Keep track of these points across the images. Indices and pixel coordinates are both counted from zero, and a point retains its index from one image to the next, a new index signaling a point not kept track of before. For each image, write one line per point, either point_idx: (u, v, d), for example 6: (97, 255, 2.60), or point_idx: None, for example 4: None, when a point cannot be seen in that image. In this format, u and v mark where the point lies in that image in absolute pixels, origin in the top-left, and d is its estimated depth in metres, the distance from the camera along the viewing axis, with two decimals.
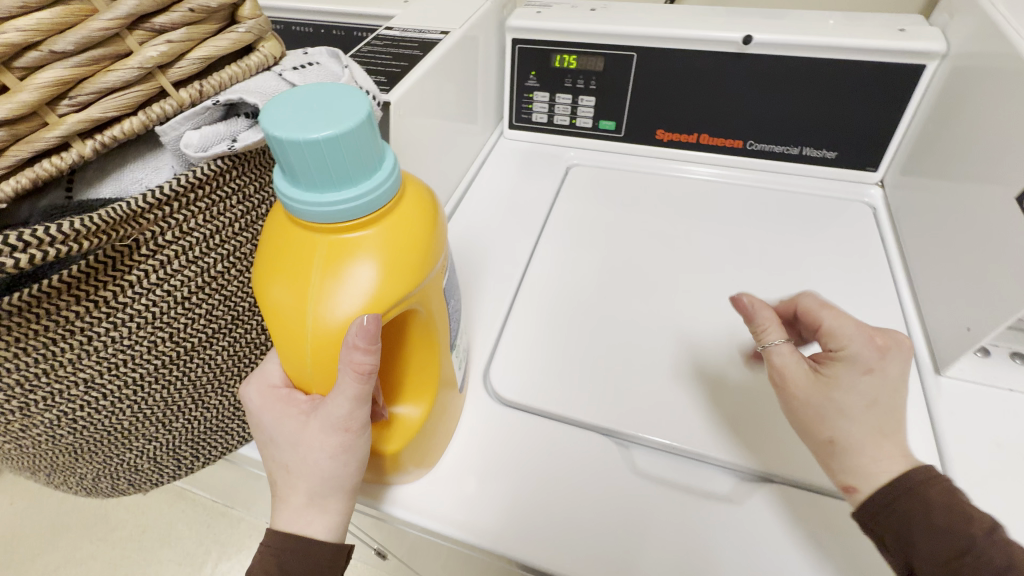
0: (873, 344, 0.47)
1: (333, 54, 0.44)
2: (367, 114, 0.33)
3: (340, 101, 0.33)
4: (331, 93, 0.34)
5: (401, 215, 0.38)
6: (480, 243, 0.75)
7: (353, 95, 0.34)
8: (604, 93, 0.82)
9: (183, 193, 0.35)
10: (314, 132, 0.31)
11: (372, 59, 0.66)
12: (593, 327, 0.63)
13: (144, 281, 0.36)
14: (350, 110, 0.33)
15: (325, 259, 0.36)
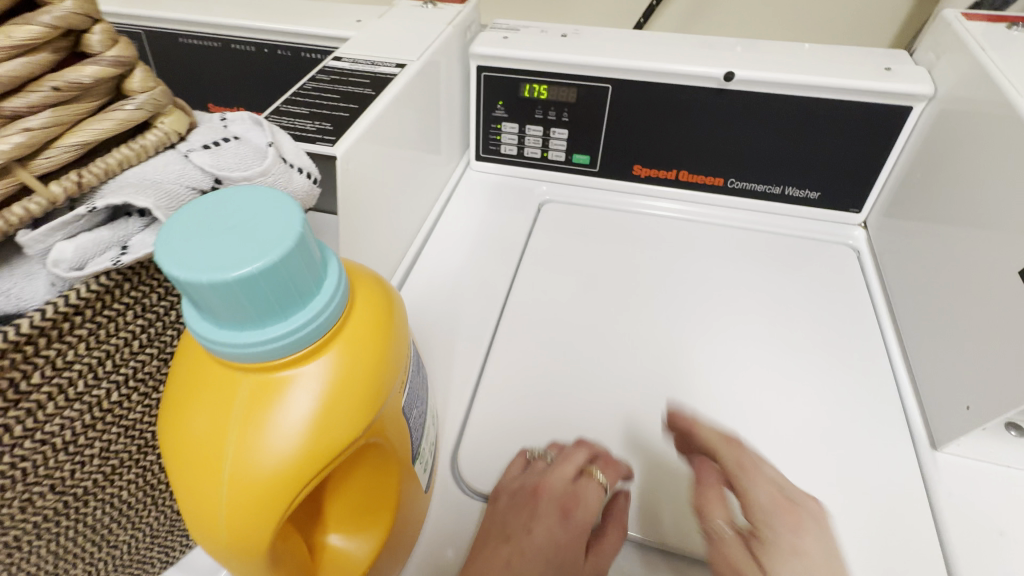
0: (799, 523, 0.42)
1: (256, 122, 0.36)
2: (301, 234, 0.24)
3: (266, 214, 0.25)
4: (255, 203, 0.25)
5: (352, 339, 0.29)
6: (445, 295, 0.68)
7: (284, 202, 0.25)
8: (578, 125, 0.77)
9: (53, 325, 0.27)
10: (226, 270, 0.23)
11: (318, 98, 0.58)
12: (571, 398, 0.57)
13: (5, 438, 0.28)
14: (279, 230, 0.24)
15: (250, 408, 0.27)
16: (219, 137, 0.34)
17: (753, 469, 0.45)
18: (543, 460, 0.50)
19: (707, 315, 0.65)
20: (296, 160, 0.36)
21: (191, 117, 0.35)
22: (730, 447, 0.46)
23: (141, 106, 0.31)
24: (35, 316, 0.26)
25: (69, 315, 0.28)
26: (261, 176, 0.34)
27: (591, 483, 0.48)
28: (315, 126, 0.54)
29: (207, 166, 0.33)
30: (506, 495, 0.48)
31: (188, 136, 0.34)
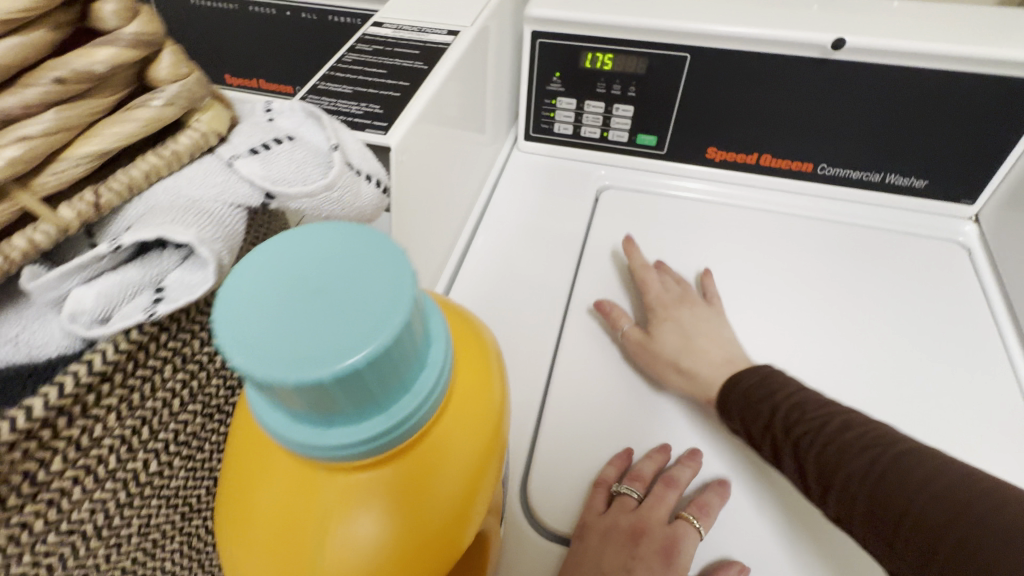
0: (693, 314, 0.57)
1: (311, 114, 0.29)
2: (413, 302, 0.17)
3: (363, 272, 0.18)
4: (336, 250, 0.18)
5: (452, 418, 0.24)
6: (498, 296, 0.60)
7: (385, 250, 0.18)
8: (646, 101, 0.67)
9: (84, 394, 0.22)
10: (317, 363, 0.16)
11: (360, 73, 0.50)
12: (652, 425, 0.50)
13: (24, 535, 0.22)
14: (383, 300, 0.17)
15: (342, 510, 0.22)
16: (269, 139, 0.27)
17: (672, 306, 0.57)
18: (630, 496, 0.45)
19: (801, 324, 0.57)
20: (363, 163, 0.28)
21: (232, 110, 0.27)
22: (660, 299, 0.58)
23: (170, 101, 0.23)
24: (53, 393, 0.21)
25: (94, 385, 0.22)
26: (323, 190, 0.26)
27: (689, 524, 0.43)
28: (360, 108, 0.45)
29: (256, 178, 0.25)
30: (601, 528, 0.43)
31: (231, 137, 0.26)
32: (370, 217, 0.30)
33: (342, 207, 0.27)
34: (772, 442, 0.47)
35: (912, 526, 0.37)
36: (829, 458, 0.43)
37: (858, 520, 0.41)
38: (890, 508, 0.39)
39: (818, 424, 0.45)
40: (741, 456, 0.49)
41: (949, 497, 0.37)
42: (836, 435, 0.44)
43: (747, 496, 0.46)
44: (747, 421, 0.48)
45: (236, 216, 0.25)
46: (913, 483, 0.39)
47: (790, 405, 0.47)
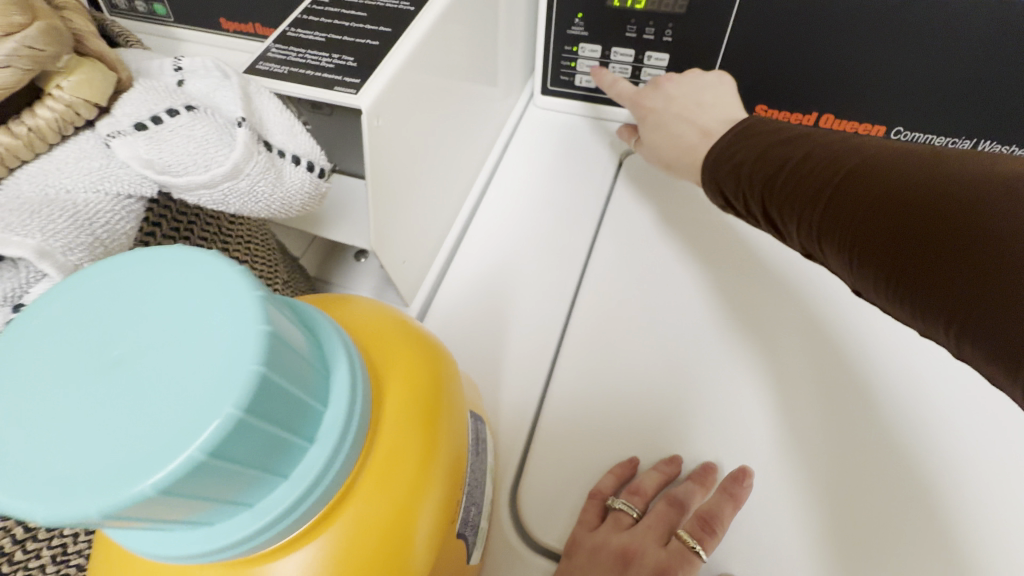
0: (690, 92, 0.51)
1: (222, 75, 0.23)
2: (252, 393, 0.12)
3: (184, 340, 0.12)
4: (149, 288, 0.13)
5: (378, 483, 0.19)
6: (499, 274, 0.52)
7: (225, 306, 0.12)
8: (684, 48, 0.55)
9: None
10: (92, 491, 0.11)
11: (335, 17, 0.42)
12: (666, 436, 0.43)
13: None
14: (203, 389, 0.11)
15: None
16: (161, 108, 0.21)
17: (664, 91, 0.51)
18: (627, 513, 0.38)
19: (859, 325, 0.47)
20: (284, 141, 0.23)
21: (115, 69, 0.21)
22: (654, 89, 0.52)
23: (8, 64, 0.17)
24: None
25: None
26: (228, 179, 0.21)
27: (687, 547, 0.37)
28: (331, 61, 0.39)
29: (140, 164, 0.20)
30: (588, 544, 0.37)
31: (111, 106, 0.21)
32: (303, 207, 0.25)
33: (258, 198, 0.22)
34: (739, 192, 0.39)
35: (863, 194, 0.30)
36: (788, 199, 0.35)
37: (823, 245, 0.33)
38: (847, 229, 0.31)
39: (779, 164, 0.36)
40: (773, 479, 0.41)
41: (912, 183, 0.28)
42: (799, 171, 0.35)
43: (771, 527, 0.39)
44: (728, 190, 0.40)
45: (126, 209, 0.21)
46: (875, 179, 0.30)
47: (752, 153, 0.38)
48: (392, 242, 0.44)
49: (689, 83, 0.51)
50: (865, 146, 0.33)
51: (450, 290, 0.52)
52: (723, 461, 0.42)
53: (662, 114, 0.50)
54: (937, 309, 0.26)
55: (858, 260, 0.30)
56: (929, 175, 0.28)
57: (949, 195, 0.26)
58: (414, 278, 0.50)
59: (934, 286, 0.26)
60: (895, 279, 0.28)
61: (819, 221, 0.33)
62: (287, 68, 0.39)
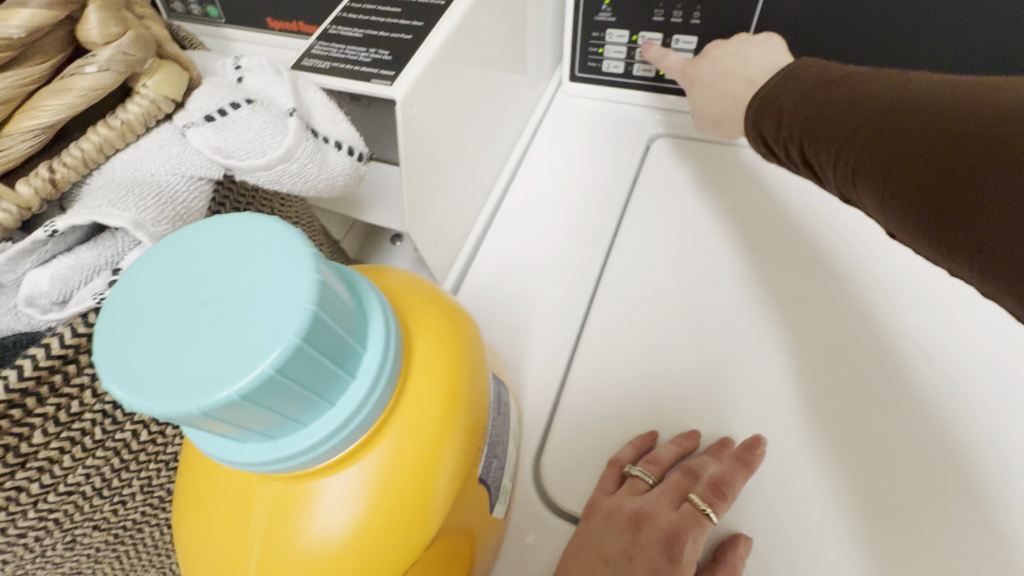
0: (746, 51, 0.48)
1: (277, 70, 0.26)
2: (308, 327, 0.15)
3: (255, 286, 0.15)
4: (225, 242, 0.16)
5: (408, 421, 0.22)
6: (526, 255, 0.55)
7: (287, 259, 0.15)
8: (712, 31, 0.54)
9: (52, 373, 0.22)
10: (191, 394, 0.14)
11: (374, 14, 0.45)
12: (686, 410, 0.45)
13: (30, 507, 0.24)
14: (270, 322, 0.15)
15: (278, 515, 0.21)
16: (226, 101, 0.24)
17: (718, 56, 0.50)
18: (642, 480, 0.40)
19: (887, 307, 0.47)
20: (330, 128, 0.26)
21: (188, 69, 0.25)
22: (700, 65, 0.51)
23: (107, 68, 0.21)
24: (38, 356, 0.21)
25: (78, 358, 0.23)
26: (281, 163, 0.24)
27: (698, 511, 0.38)
28: (369, 56, 0.42)
29: (211, 150, 0.23)
30: (605, 508, 0.39)
31: (187, 101, 0.24)
32: (345, 186, 0.28)
33: (307, 179, 0.25)
34: (781, 138, 0.38)
35: (910, 125, 0.28)
36: (822, 142, 0.34)
37: (858, 184, 0.31)
38: (881, 165, 0.29)
39: (820, 104, 0.35)
40: (790, 455, 0.42)
41: (964, 114, 0.26)
42: (837, 111, 0.33)
43: (787, 501, 0.40)
44: (766, 129, 0.39)
45: (198, 189, 0.24)
46: (920, 112, 0.28)
47: (795, 95, 0.37)
48: (424, 225, 0.47)
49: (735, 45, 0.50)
50: (916, 82, 0.31)
51: (479, 271, 0.54)
52: (741, 436, 0.43)
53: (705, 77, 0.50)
54: (972, 239, 0.24)
55: (890, 199, 0.29)
56: (983, 103, 0.26)
57: (1006, 125, 0.24)
58: (445, 260, 0.53)
59: (964, 217, 0.25)
60: (927, 217, 0.27)
61: (850, 162, 0.32)
62: (329, 63, 0.42)
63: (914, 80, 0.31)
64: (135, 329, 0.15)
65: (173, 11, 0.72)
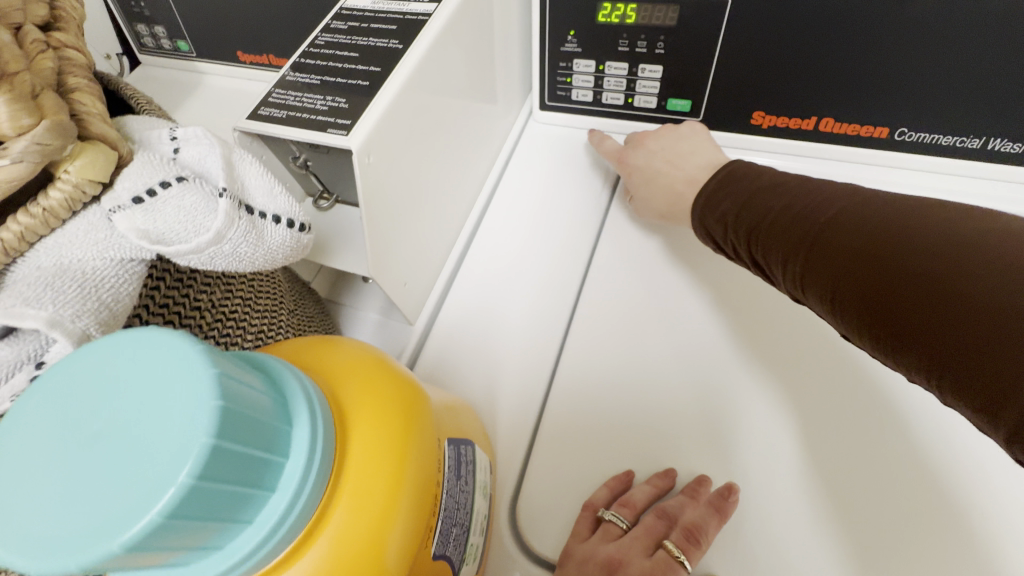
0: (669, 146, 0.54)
1: (216, 141, 0.26)
2: (209, 462, 0.14)
3: (151, 417, 0.14)
4: (120, 365, 0.15)
5: (351, 514, 0.21)
6: (497, 289, 0.54)
7: (186, 385, 0.14)
8: (677, 60, 0.54)
9: None
10: (73, 547, 0.13)
11: (333, 59, 0.44)
12: (662, 448, 0.44)
13: None
14: (166, 458, 0.14)
15: None
16: (156, 180, 0.23)
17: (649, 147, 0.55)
18: (615, 525, 0.39)
19: None
20: (267, 203, 0.25)
21: (116, 147, 0.24)
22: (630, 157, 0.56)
23: (20, 159, 0.20)
24: None
25: None
26: (213, 245, 0.23)
27: (672, 558, 0.38)
28: (326, 104, 0.41)
29: (137, 235, 0.22)
30: (578, 555, 0.38)
31: (114, 182, 0.23)
32: (287, 257, 0.27)
33: (242, 257, 0.25)
34: (728, 239, 0.40)
35: (852, 244, 0.31)
36: (769, 244, 0.35)
37: (807, 291, 0.33)
38: (829, 276, 0.31)
39: (763, 211, 0.37)
40: (766, 492, 0.41)
41: (899, 241, 0.29)
42: (780, 220, 0.35)
43: (764, 541, 0.39)
44: (713, 229, 0.41)
45: (129, 272, 0.23)
46: (853, 234, 0.31)
47: (735, 202, 0.39)
48: (392, 267, 0.47)
49: (666, 137, 0.55)
50: (843, 196, 0.34)
51: (452, 307, 0.54)
52: (718, 474, 0.42)
53: (652, 169, 0.53)
54: (931, 359, 0.26)
55: (842, 308, 0.30)
56: (910, 232, 0.29)
57: (944, 258, 0.27)
58: (417, 297, 0.52)
59: (921, 337, 0.26)
60: (891, 332, 0.27)
61: (800, 266, 0.33)
62: (286, 111, 0.41)
63: (841, 196, 0.34)
64: (21, 469, 0.14)
65: (144, 46, 0.71)
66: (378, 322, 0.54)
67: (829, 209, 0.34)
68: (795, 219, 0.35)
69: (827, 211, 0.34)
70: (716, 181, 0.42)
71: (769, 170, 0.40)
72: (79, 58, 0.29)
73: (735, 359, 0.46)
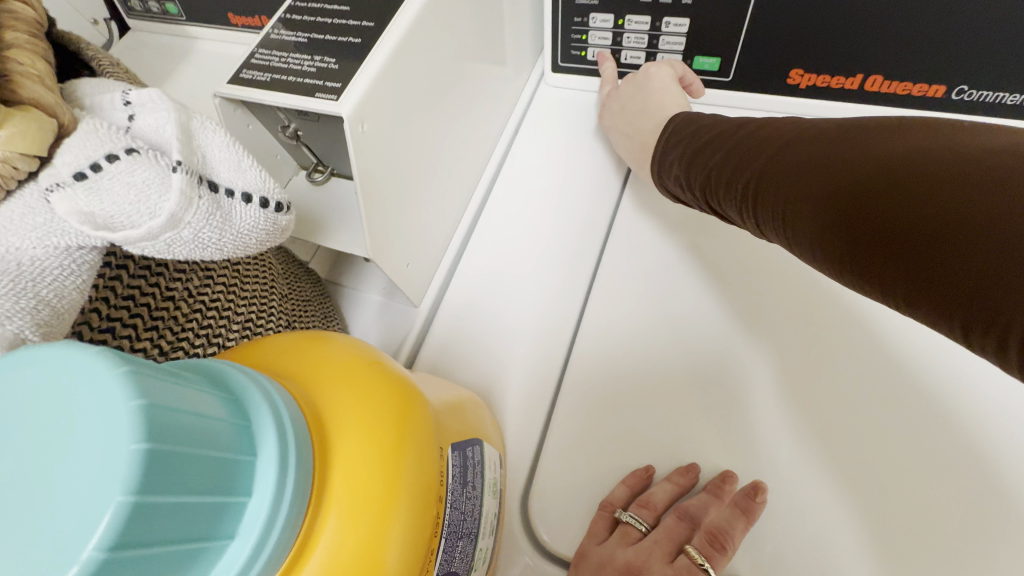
0: (649, 81, 0.51)
1: (172, 103, 0.22)
2: (119, 527, 0.12)
3: (58, 471, 0.12)
4: (28, 402, 0.13)
5: (343, 527, 0.19)
6: (512, 268, 0.50)
7: (96, 429, 0.12)
8: (706, 12, 0.48)
9: None
10: None
11: (321, 14, 0.40)
12: (684, 443, 0.40)
13: None
14: (70, 522, 0.12)
15: None
16: (101, 153, 0.20)
17: (630, 86, 0.52)
18: (635, 526, 0.37)
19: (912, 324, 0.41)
20: (234, 178, 0.22)
21: (54, 113, 0.20)
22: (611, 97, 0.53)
23: None
24: None
25: None
26: (169, 230, 0.20)
27: (695, 565, 0.35)
28: (313, 65, 0.37)
29: (79, 219, 0.19)
30: (595, 557, 0.35)
31: (53, 154, 0.19)
32: (262, 242, 0.24)
33: (207, 244, 0.22)
34: (688, 196, 0.38)
35: (805, 168, 0.28)
36: (727, 189, 0.33)
37: (768, 225, 0.30)
38: (790, 205, 0.28)
39: (715, 157, 0.35)
40: (800, 490, 0.37)
41: (852, 153, 0.26)
42: (732, 163, 0.33)
43: (797, 545, 0.36)
44: (672, 183, 0.39)
45: (79, 262, 0.20)
46: (806, 156, 0.28)
47: (686, 154, 0.38)
48: (390, 248, 0.43)
49: (645, 74, 0.51)
50: (788, 129, 0.31)
51: (459, 288, 0.50)
52: (747, 471, 0.39)
53: (626, 112, 0.51)
54: (894, 272, 0.23)
55: (805, 235, 0.27)
56: (853, 155, 0.26)
57: (896, 162, 0.24)
58: (421, 278, 0.49)
59: (880, 248, 0.23)
60: (848, 250, 0.24)
61: (760, 201, 0.30)
62: (270, 75, 0.37)
63: (786, 130, 0.32)
64: None
65: (133, 10, 0.67)
66: (381, 305, 0.51)
67: (784, 134, 0.31)
68: (747, 153, 0.33)
69: (775, 141, 0.31)
70: (665, 137, 0.41)
71: (718, 118, 0.38)
72: (30, 12, 0.25)
73: (766, 347, 0.42)
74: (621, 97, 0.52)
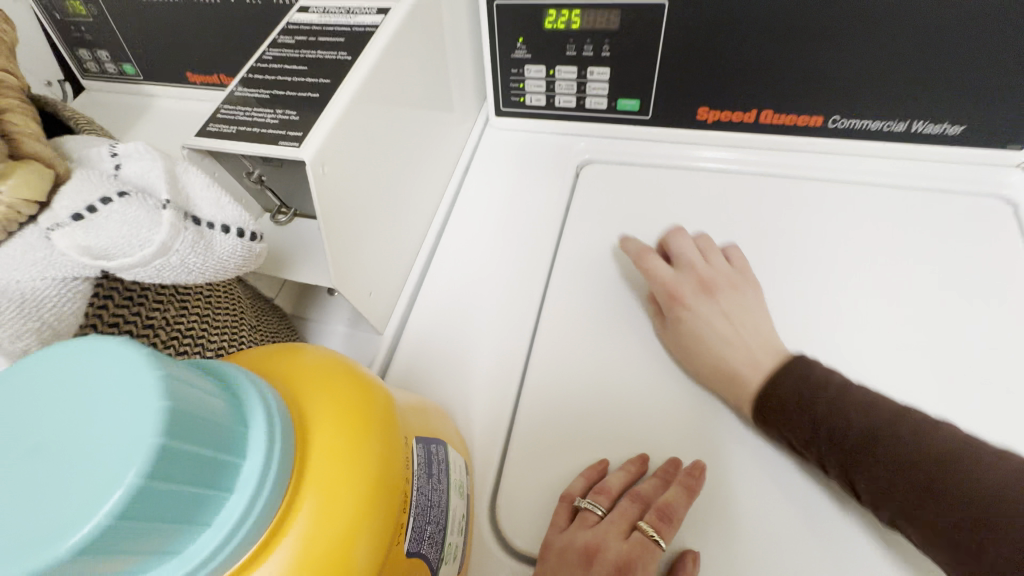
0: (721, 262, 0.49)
1: (155, 153, 0.25)
2: (151, 462, 0.15)
3: (96, 422, 0.15)
4: (65, 374, 0.16)
5: (321, 494, 0.22)
6: (472, 290, 0.55)
7: (127, 389, 0.15)
8: (622, 62, 0.56)
9: None
10: (17, 553, 0.14)
11: (281, 72, 0.44)
12: (632, 435, 0.44)
13: None
14: (109, 461, 0.15)
15: None
16: (96, 197, 0.23)
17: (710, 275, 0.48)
18: (592, 511, 0.40)
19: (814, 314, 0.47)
20: (216, 213, 0.25)
21: (52, 165, 0.23)
22: (684, 299, 0.48)
23: None
24: None
25: None
26: (159, 257, 0.23)
27: (648, 539, 0.38)
28: (275, 117, 0.41)
29: (78, 251, 0.22)
30: (557, 546, 0.39)
31: (53, 199, 0.23)
32: (240, 267, 0.27)
33: (191, 268, 0.25)
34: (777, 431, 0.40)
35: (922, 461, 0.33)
36: (838, 447, 0.36)
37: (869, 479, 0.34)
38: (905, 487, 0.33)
39: (816, 413, 0.38)
40: (731, 465, 0.42)
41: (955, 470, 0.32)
42: (838, 421, 0.37)
43: (732, 513, 0.40)
44: (771, 422, 0.40)
45: (73, 290, 0.23)
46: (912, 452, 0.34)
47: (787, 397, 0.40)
48: (352, 276, 0.46)
49: (733, 299, 0.47)
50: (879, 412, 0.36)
51: (420, 312, 0.54)
52: (687, 454, 0.43)
53: (702, 322, 0.46)
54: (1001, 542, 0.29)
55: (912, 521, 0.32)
56: (887, 450, 0.34)
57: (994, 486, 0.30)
58: (384, 305, 0.52)
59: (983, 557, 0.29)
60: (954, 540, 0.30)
61: (868, 474, 0.35)
62: (235, 127, 0.41)
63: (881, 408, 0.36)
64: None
65: (88, 71, 0.70)
66: (346, 334, 0.54)
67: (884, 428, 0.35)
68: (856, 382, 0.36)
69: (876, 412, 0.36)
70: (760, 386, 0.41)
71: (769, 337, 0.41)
72: (14, 81, 0.29)
73: None
74: (704, 313, 0.47)
